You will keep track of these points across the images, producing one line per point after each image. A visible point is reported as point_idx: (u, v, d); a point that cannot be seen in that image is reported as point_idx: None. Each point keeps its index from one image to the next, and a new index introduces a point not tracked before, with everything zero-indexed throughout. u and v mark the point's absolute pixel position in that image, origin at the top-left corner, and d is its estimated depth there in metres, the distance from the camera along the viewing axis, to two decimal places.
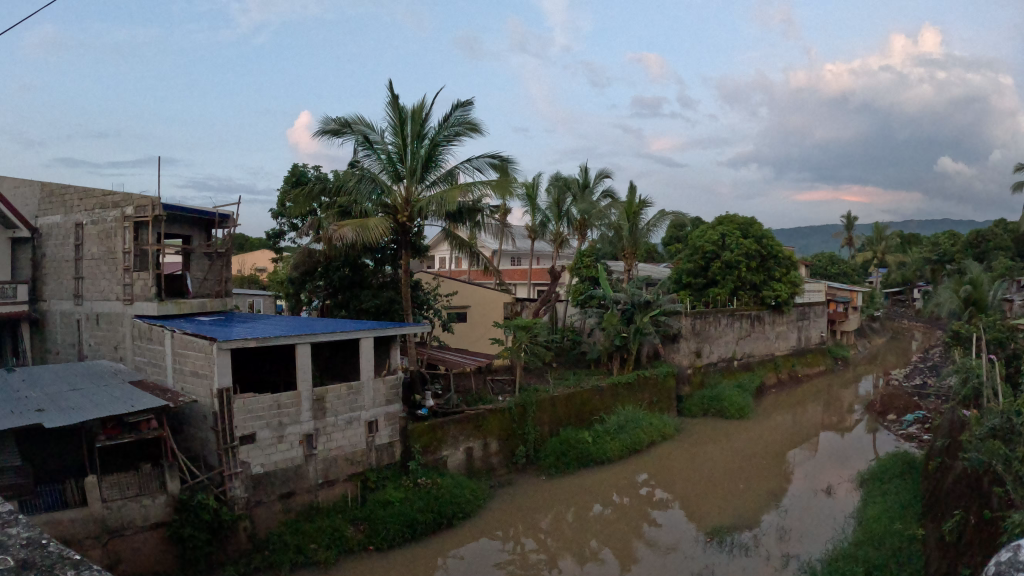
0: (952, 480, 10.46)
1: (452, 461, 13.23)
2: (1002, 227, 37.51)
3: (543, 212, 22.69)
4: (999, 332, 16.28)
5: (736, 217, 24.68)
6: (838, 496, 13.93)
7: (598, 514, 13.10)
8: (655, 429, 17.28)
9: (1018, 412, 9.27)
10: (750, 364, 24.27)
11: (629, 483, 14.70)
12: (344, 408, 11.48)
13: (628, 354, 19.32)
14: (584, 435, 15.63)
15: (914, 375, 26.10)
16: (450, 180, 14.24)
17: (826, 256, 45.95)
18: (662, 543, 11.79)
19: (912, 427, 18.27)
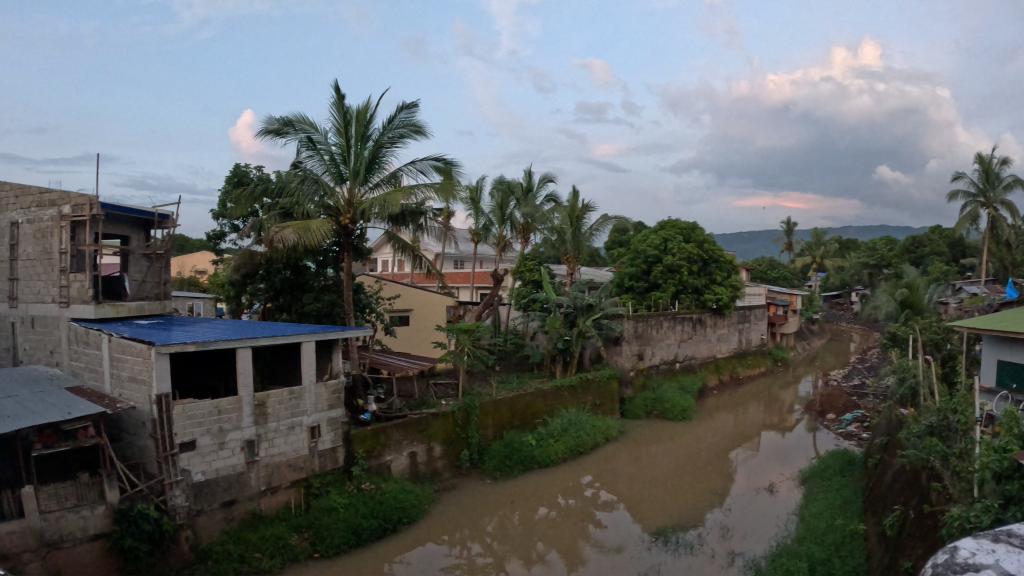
0: (891, 475, 10.62)
1: (395, 466, 12.91)
2: (937, 234, 38.86)
3: (486, 216, 22.67)
4: (935, 333, 16.83)
5: (679, 222, 24.99)
6: (781, 494, 14.07)
7: (544, 516, 12.97)
8: (598, 430, 17.28)
9: (955, 411, 9.61)
10: (692, 367, 24.48)
11: (574, 485, 14.60)
12: (286, 413, 11.04)
13: (570, 357, 19.30)
14: (528, 438, 15.53)
15: (854, 375, 26.76)
16: (395, 182, 13.96)
17: (766, 262, 47.35)
18: (608, 544, 11.68)
19: (851, 426, 18.62)
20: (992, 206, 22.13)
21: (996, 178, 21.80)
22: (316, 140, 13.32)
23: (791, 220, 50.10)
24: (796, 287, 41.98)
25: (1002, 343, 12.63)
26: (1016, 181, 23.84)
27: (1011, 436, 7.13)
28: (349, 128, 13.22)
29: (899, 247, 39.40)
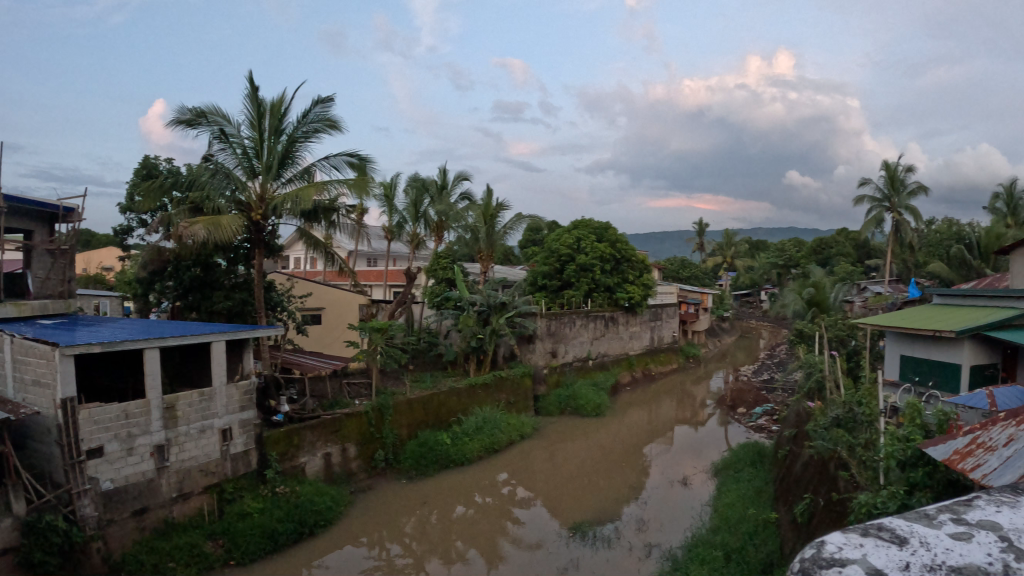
0: (800, 467, 10.97)
1: (310, 468, 12.61)
2: (842, 237, 40.80)
3: (399, 214, 21.64)
4: (841, 330, 17.74)
5: (591, 221, 25.36)
6: (694, 487, 14.47)
7: (462, 514, 12.93)
8: (512, 428, 17.30)
9: (860, 405, 10.15)
10: (606, 364, 24.85)
11: (491, 483, 14.60)
12: (195, 416, 10.73)
13: (483, 355, 19.32)
14: (444, 437, 15.56)
15: (762, 371, 27.79)
16: (309, 178, 13.66)
17: (679, 262, 48.69)
18: (528, 539, 11.71)
19: (761, 419, 19.32)
20: (896, 212, 23.32)
21: (901, 185, 23.06)
22: (228, 133, 12.78)
23: (703, 221, 51.64)
24: (706, 286, 43.13)
25: (905, 339, 13.89)
26: (920, 187, 25.23)
27: (918, 427, 7.57)
28: (262, 122, 12.85)
29: (807, 248, 41.15)
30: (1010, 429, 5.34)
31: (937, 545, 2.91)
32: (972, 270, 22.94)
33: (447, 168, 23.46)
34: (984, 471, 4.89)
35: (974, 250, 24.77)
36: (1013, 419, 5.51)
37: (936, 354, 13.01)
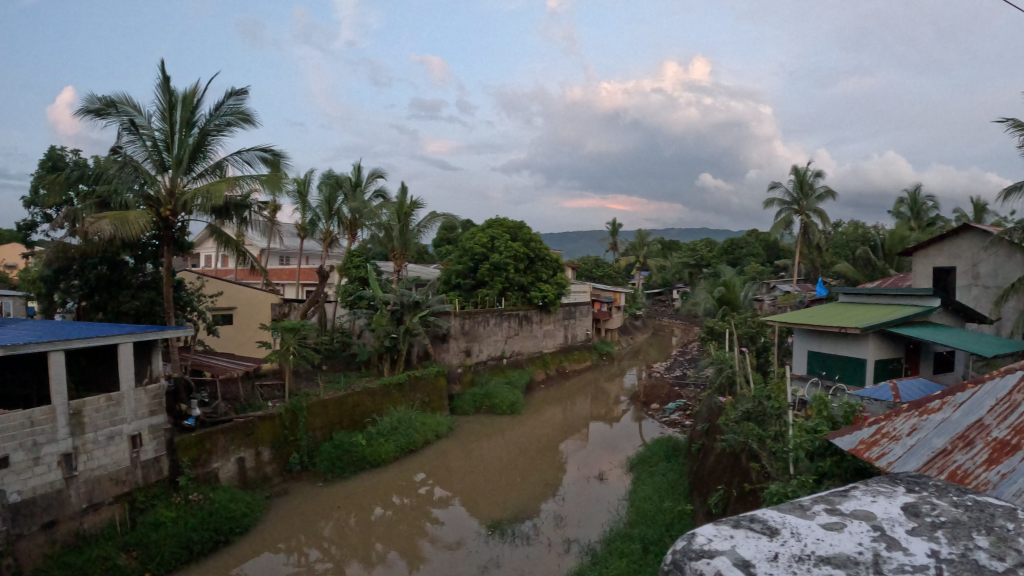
0: (713, 459, 11.50)
1: (224, 473, 12.04)
2: (750, 238, 42.19)
3: (314, 210, 21.31)
4: (750, 327, 18.39)
5: (506, 220, 25.38)
6: (610, 482, 14.65)
7: (380, 517, 12.76)
8: (428, 428, 16.81)
9: (768, 398, 10.58)
10: (520, 363, 24.86)
11: (408, 483, 14.16)
12: (104, 422, 9.93)
13: (397, 355, 18.98)
14: (359, 438, 14.92)
15: (675, 367, 28.41)
16: (221, 172, 12.93)
17: (592, 261, 49.33)
18: (446, 541, 11.65)
19: (675, 414, 19.73)
20: (805, 215, 24.27)
21: (809, 189, 24.09)
22: (139, 125, 12.13)
23: (617, 221, 52.43)
24: (619, 285, 43.83)
25: (812, 336, 14.50)
26: (828, 192, 26.35)
27: (824, 417, 7.94)
28: (173, 113, 12.18)
29: (717, 248, 42.39)
30: (914, 419, 5.17)
31: (811, 535, 2.92)
32: (875, 270, 24.20)
33: (361, 166, 23.04)
34: (889, 461, 4.77)
35: (878, 252, 26.16)
36: (917, 409, 5.30)
37: (842, 350, 13.56)
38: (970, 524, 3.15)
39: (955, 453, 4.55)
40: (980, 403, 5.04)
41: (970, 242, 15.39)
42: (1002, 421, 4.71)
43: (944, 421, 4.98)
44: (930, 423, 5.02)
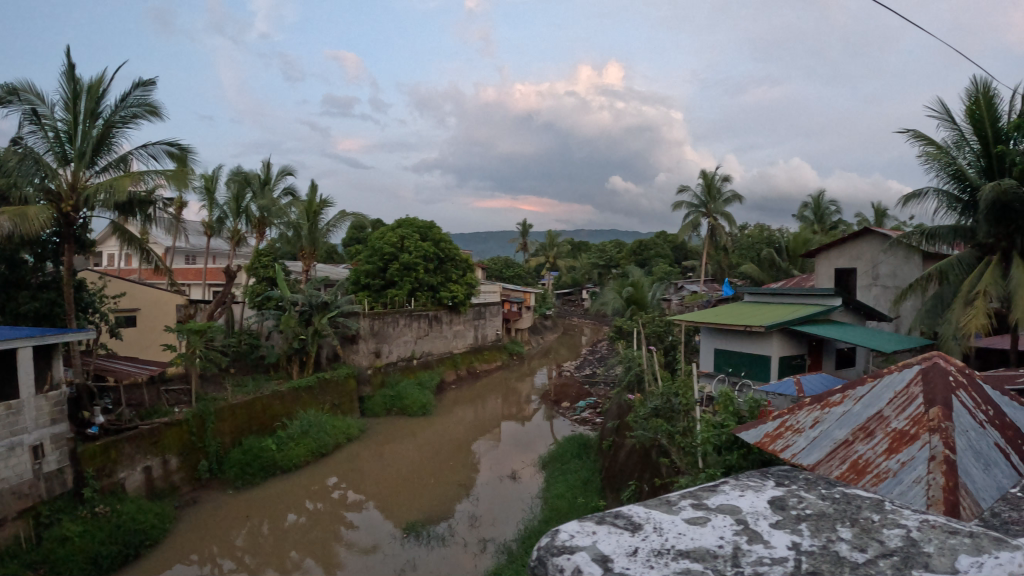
0: (624, 454, 12.11)
1: (130, 483, 11.34)
2: (658, 239, 43.22)
3: (220, 208, 19.60)
4: (658, 326, 18.88)
5: (415, 220, 25.07)
6: (523, 480, 14.65)
7: (294, 523, 12.23)
8: (339, 431, 16.73)
9: (675, 394, 10.79)
10: (429, 363, 24.49)
11: (320, 487, 13.97)
12: (4, 433, 9.09)
13: (307, 356, 18.23)
14: (269, 442, 14.52)
15: (584, 366, 28.78)
16: (126, 165, 12.22)
17: (503, 261, 49.42)
18: (362, 544, 11.30)
19: (585, 413, 19.96)
20: (712, 217, 25.03)
21: (717, 193, 24.83)
22: (40, 114, 11.18)
23: (529, 222, 52.82)
24: (530, 286, 43.98)
25: (717, 334, 14.97)
26: (734, 196, 27.26)
27: (731, 413, 7.95)
28: (78, 103, 11.32)
29: (626, 248, 43.18)
30: (815, 412, 5.39)
31: (671, 530, 2.85)
32: (779, 271, 25.15)
33: (269, 162, 22.14)
34: (793, 453, 4.98)
35: (782, 255, 27.21)
36: (819, 402, 5.54)
37: (746, 347, 14.02)
38: (835, 517, 3.02)
39: (856, 444, 4.77)
40: (881, 394, 5.22)
41: (869, 245, 16.18)
42: (901, 413, 4.86)
43: (846, 412, 5.23)
44: (831, 416, 5.26)
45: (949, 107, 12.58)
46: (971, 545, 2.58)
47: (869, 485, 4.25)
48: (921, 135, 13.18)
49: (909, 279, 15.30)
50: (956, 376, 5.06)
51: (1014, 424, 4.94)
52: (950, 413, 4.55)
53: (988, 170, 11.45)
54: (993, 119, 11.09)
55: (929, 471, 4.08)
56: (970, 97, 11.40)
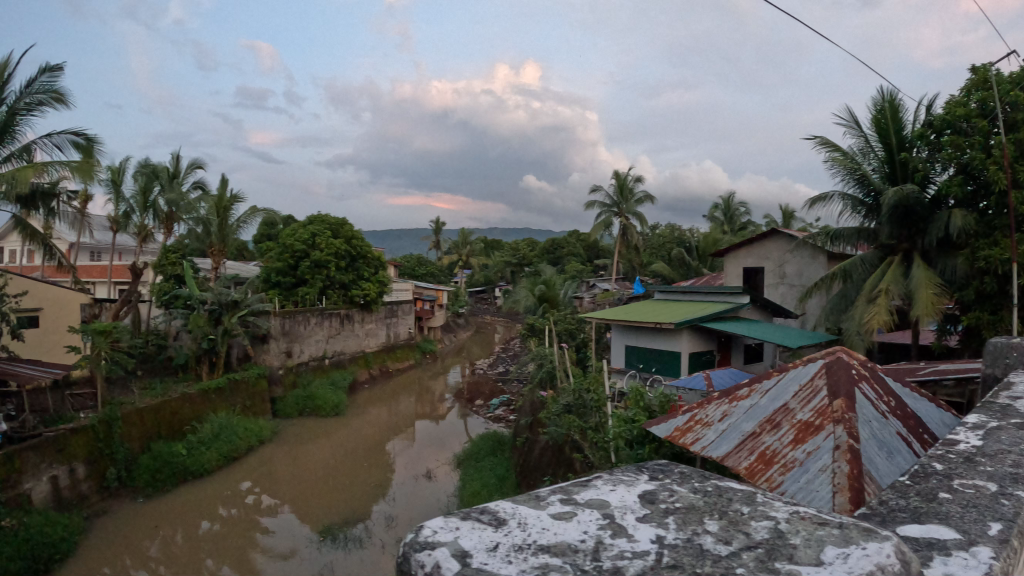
0: (539, 450, 12.17)
1: (36, 494, 10.45)
2: (569, 238, 43.77)
3: (125, 201, 18.72)
4: (569, 324, 19.04)
5: (327, 216, 24.01)
6: (438, 479, 14.33)
7: (206, 531, 11.76)
8: (250, 433, 15.86)
9: (587, 391, 10.91)
10: (342, 364, 23.23)
11: (232, 493, 13.44)
12: None
13: (216, 358, 16.82)
14: (177, 447, 13.78)
15: (497, 364, 28.77)
16: (27, 157, 11.33)
17: (415, 259, 48.89)
18: (279, 549, 10.99)
19: (498, 410, 19.90)
20: (624, 216, 25.44)
21: (629, 193, 25.24)
22: None
23: (440, 221, 52.57)
24: (442, 284, 43.61)
25: (629, 331, 15.18)
26: (645, 196, 27.81)
27: (641, 408, 8.34)
28: None
29: (538, 247, 43.47)
30: (724, 406, 5.71)
31: (536, 525, 1.93)
32: (689, 270, 25.75)
33: (179, 154, 20.87)
34: (703, 445, 5.30)
35: (691, 254, 27.86)
36: (727, 396, 5.85)
37: (657, 344, 14.32)
38: (709, 508, 2.08)
39: (764, 435, 5.05)
40: (786, 387, 5.55)
41: (776, 245, 16.74)
42: (805, 405, 5.17)
43: (753, 406, 5.54)
44: (738, 409, 5.58)
45: (853, 116, 13.20)
46: (847, 540, 1.78)
47: (778, 475, 4.53)
48: (827, 142, 13.83)
49: (813, 278, 15.90)
50: (858, 369, 5.36)
51: (916, 414, 5.13)
52: (853, 405, 4.84)
53: (891, 175, 12.08)
54: (897, 128, 11.81)
55: (835, 460, 4.34)
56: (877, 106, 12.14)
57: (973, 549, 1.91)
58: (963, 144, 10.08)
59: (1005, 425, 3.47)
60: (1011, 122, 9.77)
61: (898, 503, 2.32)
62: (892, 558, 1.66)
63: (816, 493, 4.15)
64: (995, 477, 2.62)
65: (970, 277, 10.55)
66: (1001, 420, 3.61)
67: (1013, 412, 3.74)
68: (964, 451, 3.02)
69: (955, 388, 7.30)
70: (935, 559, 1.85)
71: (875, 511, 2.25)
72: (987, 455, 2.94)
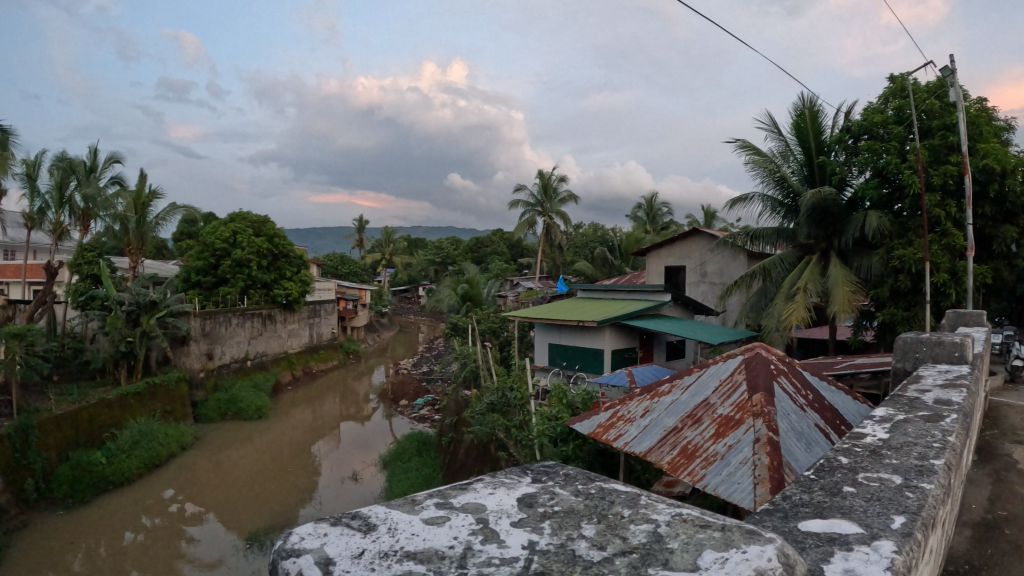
0: (465, 449, 11.94)
1: None
2: (494, 237, 43.65)
3: (38, 198, 16.61)
4: (493, 322, 18.84)
5: (249, 214, 22.00)
6: (365, 480, 13.69)
7: (131, 543, 10.58)
8: (172, 439, 14.27)
9: (511, 389, 10.80)
10: (263, 365, 21.60)
11: (156, 501, 12.09)
12: None
13: (136, 360, 15.05)
14: (98, 455, 12.20)
15: (422, 363, 28.30)
16: None
17: (337, 257, 47.74)
18: (205, 559, 10.09)
19: (423, 410, 19.54)
20: (548, 215, 25.39)
21: (554, 192, 25.20)
22: None
23: (362, 219, 51.72)
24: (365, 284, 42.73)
25: (552, 329, 15.06)
26: (569, 196, 27.83)
27: (564, 405, 8.27)
28: None
29: (462, 246, 43.14)
30: (646, 402, 5.69)
31: (403, 530, 1.45)
32: (612, 268, 25.90)
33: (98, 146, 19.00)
34: (625, 441, 5.24)
35: (615, 253, 28.06)
36: (648, 393, 5.84)
37: (580, 342, 14.28)
38: (588, 511, 1.57)
39: (685, 430, 4.99)
40: (707, 383, 5.56)
41: (697, 244, 16.98)
42: (725, 400, 5.14)
43: (674, 401, 5.50)
44: (659, 405, 5.54)
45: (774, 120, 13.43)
46: (729, 541, 1.37)
47: (700, 467, 4.46)
48: (749, 145, 14.05)
49: (733, 276, 16.21)
50: (776, 365, 5.42)
51: (832, 406, 5.21)
52: (772, 399, 4.87)
53: (809, 178, 12.25)
54: (816, 132, 12.01)
55: (754, 452, 4.33)
56: (796, 111, 12.31)
57: (875, 543, 1.86)
58: (880, 149, 10.47)
59: (912, 418, 3.51)
60: (925, 129, 10.24)
61: (802, 498, 2.25)
62: (774, 560, 1.31)
63: (737, 484, 4.12)
64: (900, 470, 2.61)
65: (885, 275, 10.86)
66: (908, 413, 3.65)
67: (919, 405, 3.81)
68: (870, 444, 3.01)
69: (870, 381, 7.49)
70: (835, 553, 1.78)
71: (778, 506, 2.17)
72: (894, 447, 2.94)
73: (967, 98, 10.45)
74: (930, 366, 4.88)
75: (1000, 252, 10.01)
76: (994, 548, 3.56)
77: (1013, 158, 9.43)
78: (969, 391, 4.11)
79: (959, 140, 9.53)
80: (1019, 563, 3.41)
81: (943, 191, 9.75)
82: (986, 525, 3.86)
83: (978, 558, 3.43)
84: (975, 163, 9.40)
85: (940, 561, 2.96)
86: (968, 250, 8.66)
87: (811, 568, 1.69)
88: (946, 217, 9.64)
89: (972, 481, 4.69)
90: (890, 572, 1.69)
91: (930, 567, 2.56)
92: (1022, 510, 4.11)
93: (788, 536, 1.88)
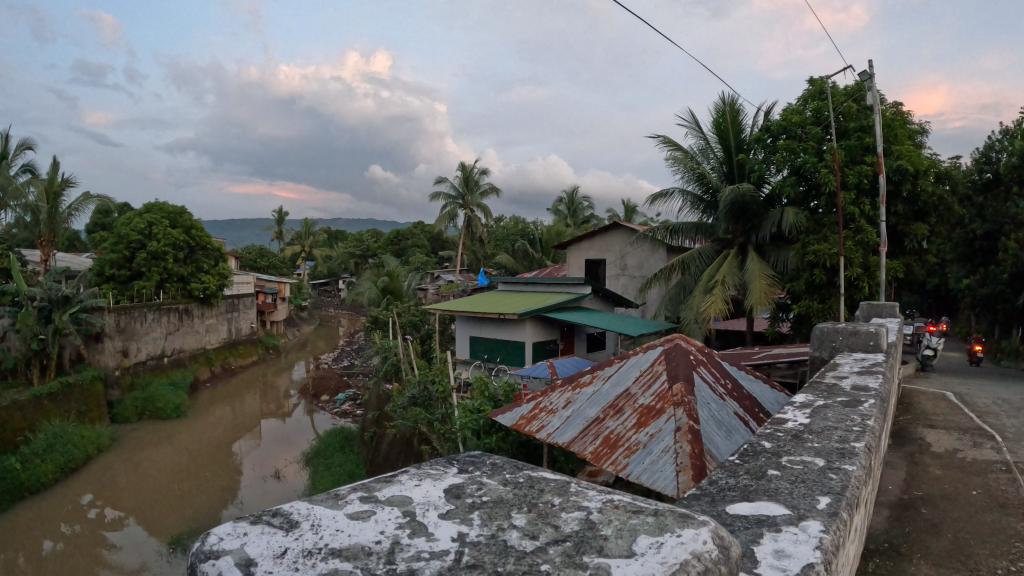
0: (388, 445, 11.75)
1: None
2: (415, 230, 43.44)
3: None
4: (413, 316, 18.66)
5: (166, 206, 20.84)
6: (287, 479, 13.32)
7: (51, 552, 10.02)
8: (88, 441, 13.56)
9: (432, 382, 10.67)
10: (180, 361, 20.79)
11: (74, 508, 11.48)
12: None
13: (48, 359, 14.15)
14: (10, 459, 11.46)
15: (342, 357, 27.86)
16: None
17: (255, 250, 46.68)
18: (126, 565, 9.62)
19: (345, 405, 19.20)
20: (469, 208, 25.24)
21: (475, 185, 25.04)
22: None
23: (280, 212, 51.12)
24: (284, 277, 41.89)
25: (473, 322, 14.97)
26: (490, 189, 27.72)
27: (485, 398, 8.22)
28: None
29: (383, 239, 42.80)
30: (568, 393, 5.69)
31: (328, 526, 1.35)
32: (533, 261, 25.98)
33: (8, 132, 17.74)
34: (548, 432, 5.23)
35: (536, 246, 28.20)
36: (570, 384, 5.85)
37: (502, 334, 14.24)
38: (517, 500, 1.51)
39: (607, 420, 5.00)
40: (627, 374, 5.60)
41: (618, 238, 17.17)
42: (646, 390, 5.19)
43: (595, 392, 5.53)
44: (581, 396, 5.55)
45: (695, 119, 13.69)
46: (662, 525, 1.34)
47: (622, 457, 4.47)
48: (671, 142, 14.28)
49: (653, 269, 16.50)
50: (694, 356, 5.51)
51: (750, 395, 5.32)
52: (691, 388, 4.94)
53: (728, 174, 12.54)
54: (736, 131, 12.29)
55: (676, 441, 4.37)
56: (717, 110, 12.54)
57: (802, 523, 1.87)
58: (798, 148, 10.83)
59: (831, 403, 3.60)
60: (842, 130, 10.63)
61: (729, 483, 2.25)
62: (709, 543, 1.28)
63: (660, 472, 4.14)
64: (822, 453, 2.66)
65: (800, 269, 11.22)
66: (827, 398, 3.75)
67: (837, 391, 3.92)
68: (791, 429, 3.06)
69: (787, 370, 7.75)
70: (765, 535, 1.78)
71: (706, 491, 2.17)
72: (815, 432, 2.99)
73: (884, 102, 10.91)
74: (846, 354, 5.03)
75: (910, 248, 10.48)
76: (911, 526, 3.70)
77: (923, 160, 9.99)
78: (883, 377, 4.27)
79: (873, 142, 9.94)
80: (931, 538, 3.54)
81: (857, 189, 10.14)
82: (903, 505, 4.01)
83: (896, 536, 3.55)
84: (890, 164, 9.80)
85: (862, 541, 3.04)
86: (881, 245, 9.08)
87: (744, 552, 1.68)
88: (860, 214, 10.04)
89: (889, 463, 4.88)
90: (819, 552, 1.70)
91: (853, 547, 2.60)
92: (933, 490, 4.28)
93: (718, 519, 1.87)
